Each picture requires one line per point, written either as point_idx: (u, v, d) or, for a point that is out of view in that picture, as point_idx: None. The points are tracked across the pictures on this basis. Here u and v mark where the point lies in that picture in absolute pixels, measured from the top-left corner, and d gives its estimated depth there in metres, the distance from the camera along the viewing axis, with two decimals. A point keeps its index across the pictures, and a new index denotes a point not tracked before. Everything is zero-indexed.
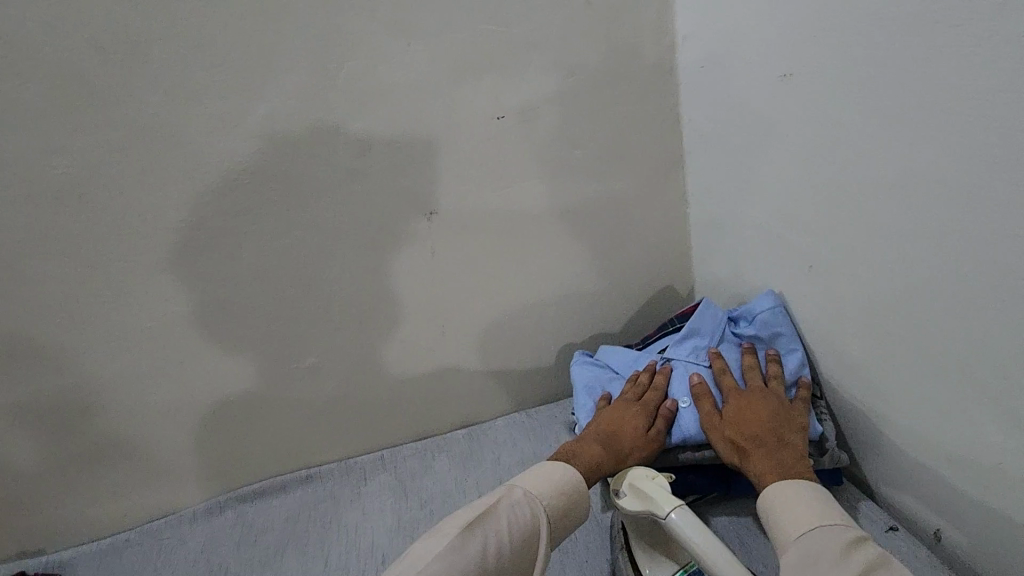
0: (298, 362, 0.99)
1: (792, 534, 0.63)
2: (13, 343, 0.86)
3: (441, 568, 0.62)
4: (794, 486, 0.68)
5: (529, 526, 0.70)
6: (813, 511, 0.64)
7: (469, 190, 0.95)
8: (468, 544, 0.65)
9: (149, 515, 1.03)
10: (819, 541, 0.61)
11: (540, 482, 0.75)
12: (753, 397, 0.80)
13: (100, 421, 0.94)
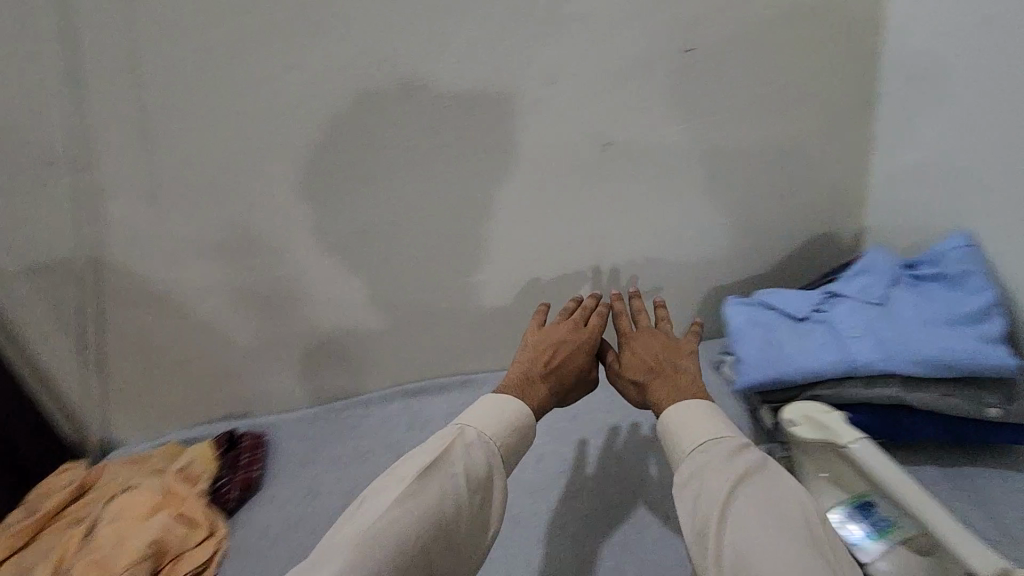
0: (468, 276, 1.09)
1: (683, 453, 0.73)
2: (244, 237, 1.03)
3: (416, 517, 0.66)
4: (702, 410, 0.76)
5: (485, 474, 0.74)
6: (693, 438, 0.73)
7: (647, 124, 0.97)
8: (431, 485, 0.69)
9: (332, 395, 1.20)
10: (715, 458, 0.69)
11: (500, 422, 0.78)
12: (652, 343, 0.89)
13: (305, 307, 1.11)
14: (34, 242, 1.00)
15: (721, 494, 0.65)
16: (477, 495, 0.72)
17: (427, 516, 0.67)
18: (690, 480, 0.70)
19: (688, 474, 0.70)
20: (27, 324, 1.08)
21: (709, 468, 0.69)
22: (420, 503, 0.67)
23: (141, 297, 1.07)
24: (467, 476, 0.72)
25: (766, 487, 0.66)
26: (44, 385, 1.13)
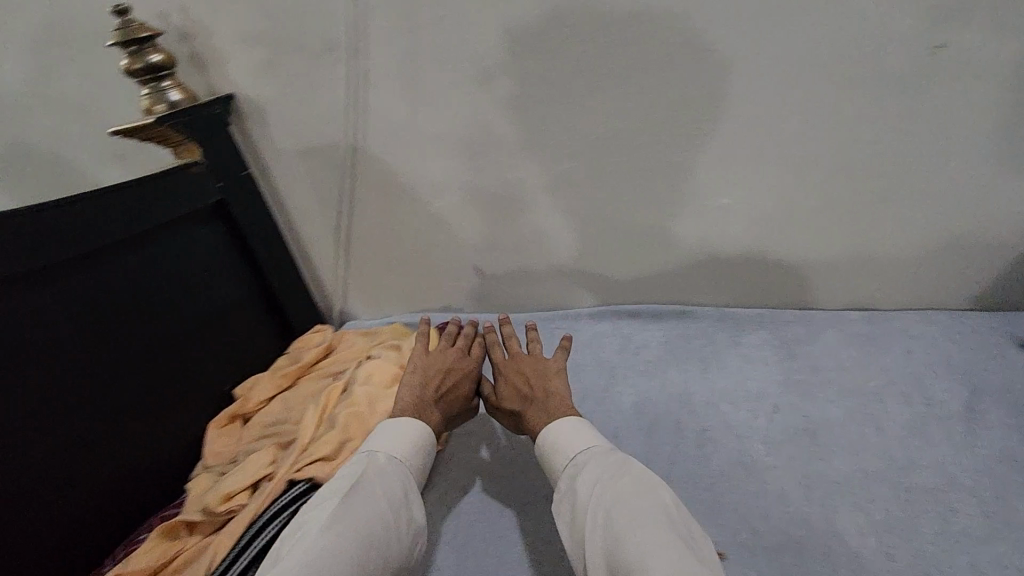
0: (714, 198, 1.01)
1: (568, 461, 0.77)
2: (486, 135, 1.04)
3: (358, 527, 0.67)
4: (572, 425, 0.81)
5: (405, 498, 0.76)
6: (576, 448, 0.78)
7: (978, 25, 0.82)
8: (377, 508, 0.71)
9: (544, 305, 1.22)
10: (591, 466, 0.74)
11: (406, 450, 0.82)
12: (530, 366, 0.96)
13: (533, 214, 1.10)
14: (309, 126, 1.12)
15: (590, 499, 0.69)
16: (411, 531, 0.74)
17: (367, 539, 0.67)
18: (568, 492, 0.74)
19: (572, 468, 0.76)
20: (296, 201, 1.23)
21: (596, 463, 0.73)
22: (369, 528, 0.68)
23: (386, 186, 1.15)
24: (397, 502, 0.74)
25: (593, 479, 0.72)
26: (304, 257, 1.30)
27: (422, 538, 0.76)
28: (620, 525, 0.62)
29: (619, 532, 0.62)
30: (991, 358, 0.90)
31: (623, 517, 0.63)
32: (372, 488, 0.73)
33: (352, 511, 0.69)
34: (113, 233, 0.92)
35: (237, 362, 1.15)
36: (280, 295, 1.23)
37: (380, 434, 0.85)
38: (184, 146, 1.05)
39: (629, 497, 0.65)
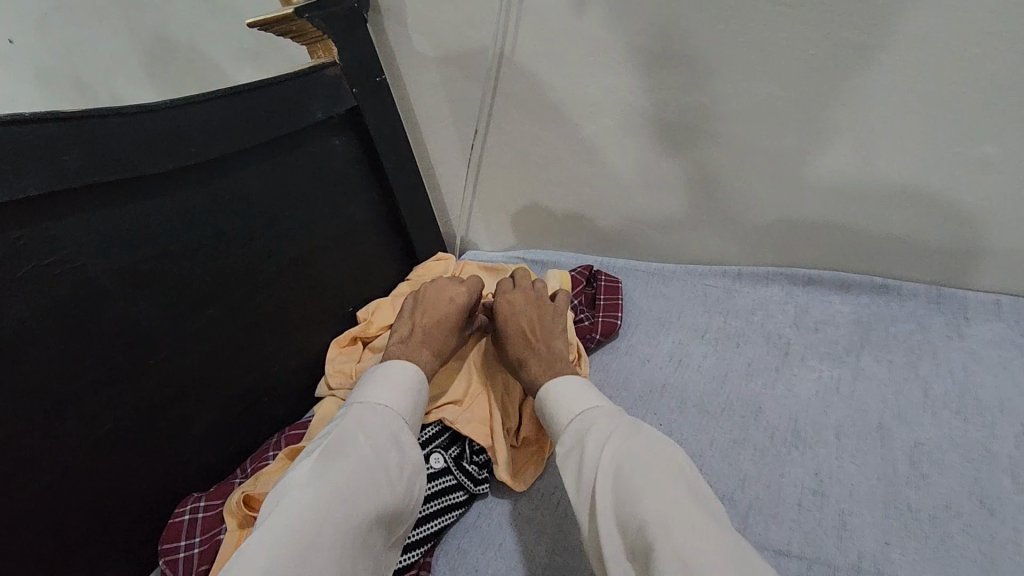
0: (964, 149, 0.74)
1: (566, 421, 0.68)
2: (668, 46, 0.84)
3: (335, 499, 0.59)
4: (573, 382, 0.72)
5: (395, 442, 0.68)
6: (577, 412, 0.68)
7: None
8: (353, 469, 0.62)
9: (696, 259, 1.03)
10: (592, 425, 0.65)
11: (398, 394, 0.72)
12: (531, 312, 0.85)
13: (701, 150, 0.91)
14: (454, 27, 0.98)
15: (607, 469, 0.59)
16: (398, 484, 0.65)
17: (348, 508, 0.59)
18: (571, 450, 0.65)
19: (580, 435, 0.65)
20: (431, 114, 1.11)
21: (608, 430, 0.63)
22: (344, 491, 0.60)
23: (532, 104, 1.00)
24: (379, 450, 0.65)
25: (600, 442, 0.62)
26: (431, 177, 1.21)
27: (416, 484, 0.68)
28: (641, 495, 0.54)
29: (636, 501, 0.54)
30: None
31: (648, 490, 0.54)
32: (351, 447, 0.64)
33: (328, 477, 0.60)
34: (230, 143, 0.83)
35: (361, 283, 1.11)
36: (405, 218, 1.15)
37: (372, 386, 0.74)
38: (322, 44, 0.95)
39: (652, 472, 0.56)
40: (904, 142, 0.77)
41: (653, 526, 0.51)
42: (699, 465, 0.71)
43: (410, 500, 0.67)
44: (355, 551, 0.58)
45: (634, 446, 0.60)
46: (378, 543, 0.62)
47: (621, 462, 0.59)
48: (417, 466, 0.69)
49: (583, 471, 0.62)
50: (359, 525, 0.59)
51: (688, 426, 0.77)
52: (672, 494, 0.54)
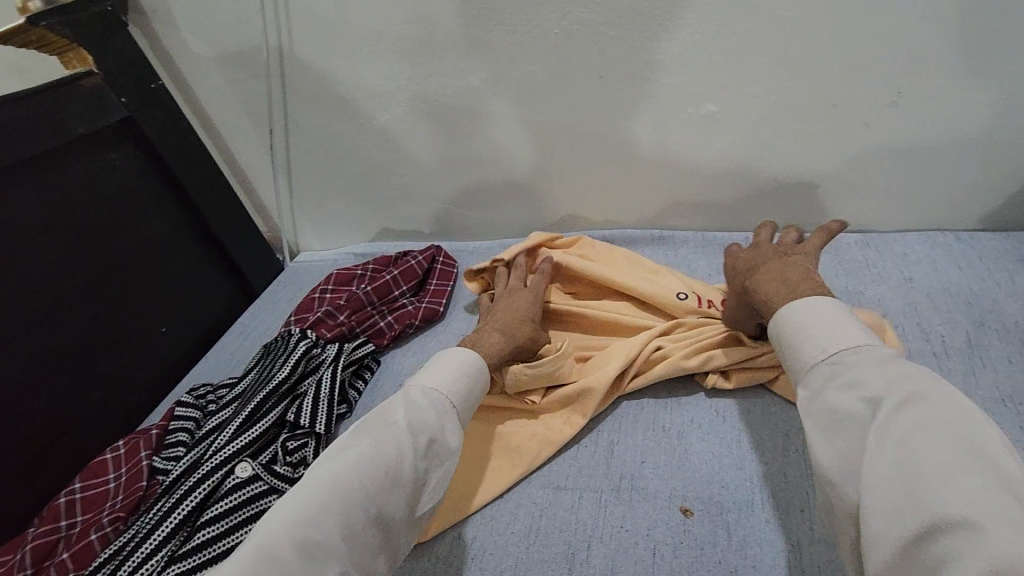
0: (692, 109, 0.85)
1: (813, 358, 0.50)
2: (433, 33, 0.88)
3: (358, 481, 0.52)
4: (829, 306, 0.53)
5: (437, 429, 0.60)
6: (827, 347, 0.50)
7: None
8: (384, 442, 0.55)
9: (509, 233, 1.09)
10: (861, 368, 0.46)
11: (456, 381, 0.64)
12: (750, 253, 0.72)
13: (486, 130, 0.96)
14: (226, 25, 0.96)
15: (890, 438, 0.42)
16: (422, 461, 0.58)
17: (366, 479, 0.52)
18: (818, 396, 0.48)
19: (833, 378, 0.48)
20: (226, 116, 1.07)
21: (866, 369, 0.46)
22: (373, 459, 0.53)
23: (323, 97, 0.99)
24: (420, 431, 0.58)
25: (873, 393, 0.45)
26: (241, 180, 1.17)
27: (444, 469, 0.60)
28: (919, 441, 0.40)
29: (900, 452, 0.41)
30: (1002, 282, 0.79)
31: (924, 467, 0.39)
32: (393, 421, 0.58)
33: (357, 445, 0.54)
34: None
35: (175, 300, 1.04)
36: (213, 226, 1.10)
37: (426, 369, 0.66)
38: (73, 52, 0.88)
39: (915, 439, 0.40)
40: (644, 106, 0.86)
41: (922, 484, 0.38)
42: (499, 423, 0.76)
43: (429, 484, 0.59)
44: (362, 524, 0.51)
45: (900, 417, 0.42)
46: (399, 519, 0.55)
47: (905, 419, 0.42)
48: (452, 453, 0.61)
49: (835, 424, 0.46)
50: (374, 495, 0.52)
51: None
52: (939, 432, 0.40)
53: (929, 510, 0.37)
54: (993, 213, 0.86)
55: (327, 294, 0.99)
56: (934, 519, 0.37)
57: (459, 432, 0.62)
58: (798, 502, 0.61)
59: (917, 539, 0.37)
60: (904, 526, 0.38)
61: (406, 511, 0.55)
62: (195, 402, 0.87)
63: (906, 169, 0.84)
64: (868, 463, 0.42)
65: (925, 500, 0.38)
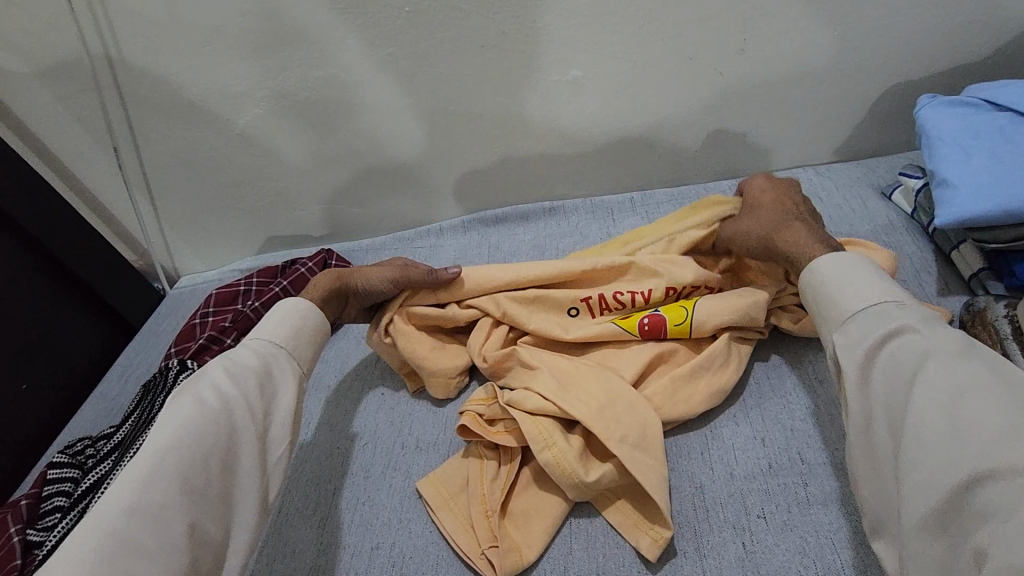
0: (557, 76, 0.84)
1: (851, 311, 0.54)
2: (275, 24, 0.81)
3: (182, 448, 0.53)
4: (862, 268, 0.56)
5: (264, 371, 0.62)
6: (853, 302, 0.54)
7: None
8: (204, 397, 0.57)
9: (401, 224, 1.05)
10: (907, 321, 0.51)
11: (285, 325, 0.66)
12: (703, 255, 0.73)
13: (353, 121, 0.91)
14: (35, 35, 0.84)
15: (936, 402, 0.45)
16: (258, 406, 0.60)
17: (194, 436, 0.54)
18: (859, 342, 0.52)
19: (877, 327, 0.52)
20: (61, 139, 0.96)
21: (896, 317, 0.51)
22: (194, 416, 0.55)
23: (168, 105, 0.90)
24: (243, 379, 0.60)
25: (933, 341, 0.49)
26: (95, 206, 1.05)
27: (285, 406, 0.62)
28: (974, 396, 0.44)
29: (955, 401, 0.45)
30: (857, 207, 0.86)
31: (971, 427, 0.43)
32: (207, 378, 0.59)
33: (180, 408, 0.55)
34: None
35: (35, 350, 0.93)
36: (71, 266, 0.98)
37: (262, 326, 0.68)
38: None
39: (964, 395, 0.45)
40: (508, 79, 0.85)
41: (982, 440, 0.42)
42: (407, 422, 0.73)
43: (275, 425, 0.61)
44: (205, 479, 0.53)
45: (951, 367, 0.46)
46: (250, 463, 0.57)
47: (946, 368, 0.47)
48: (284, 392, 0.63)
49: (875, 376, 0.51)
50: (201, 442, 0.54)
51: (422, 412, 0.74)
52: (993, 387, 0.44)
53: (987, 457, 0.41)
54: (845, 144, 0.92)
55: (208, 318, 0.91)
56: (995, 464, 0.41)
57: (293, 374, 0.64)
58: (699, 446, 0.64)
59: (967, 485, 0.42)
60: (950, 479, 0.43)
61: (256, 453, 0.57)
62: (71, 459, 0.78)
63: (763, 112, 0.88)
64: (921, 405, 0.46)
65: (983, 453, 0.42)
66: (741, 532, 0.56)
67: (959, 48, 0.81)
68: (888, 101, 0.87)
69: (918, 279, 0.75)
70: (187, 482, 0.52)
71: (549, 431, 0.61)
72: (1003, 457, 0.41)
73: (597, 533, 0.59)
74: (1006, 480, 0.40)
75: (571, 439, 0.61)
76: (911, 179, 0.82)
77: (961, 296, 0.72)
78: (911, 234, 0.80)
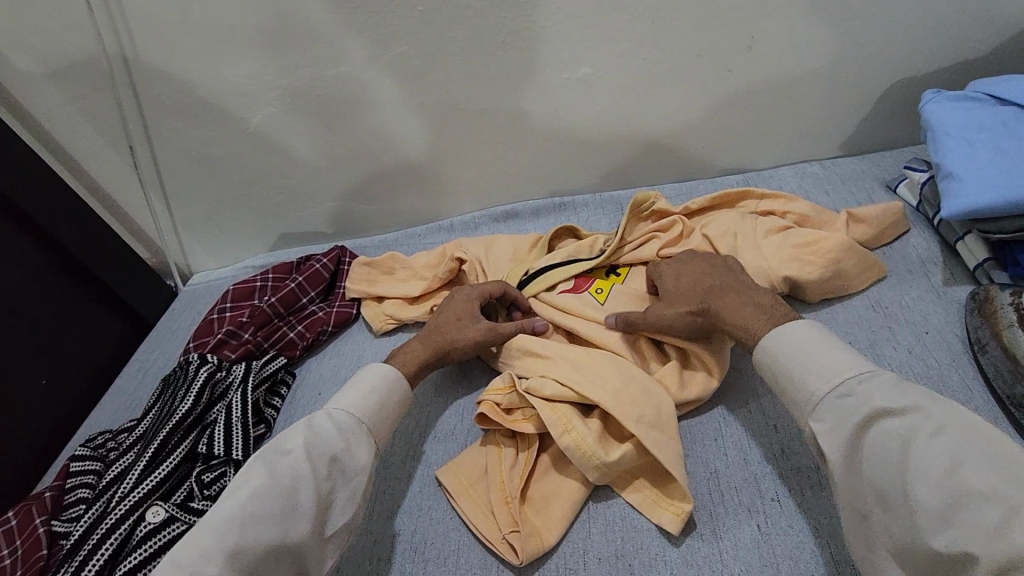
0: (568, 74, 0.86)
1: (819, 395, 0.52)
2: (291, 24, 0.83)
3: (242, 526, 0.51)
4: (812, 339, 0.55)
5: (341, 454, 0.59)
6: (819, 386, 0.52)
7: None
8: (278, 472, 0.56)
9: (413, 220, 1.07)
10: (875, 396, 0.49)
11: (369, 400, 0.64)
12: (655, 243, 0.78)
13: (367, 120, 0.93)
14: (53, 37, 0.86)
15: (939, 494, 0.43)
16: (324, 485, 0.57)
17: (255, 512, 0.53)
18: (838, 430, 0.50)
19: (851, 413, 0.50)
20: (77, 138, 0.97)
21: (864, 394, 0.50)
22: (264, 488, 0.54)
23: (184, 105, 0.92)
24: (317, 456, 0.58)
25: (905, 418, 0.47)
26: (110, 205, 1.06)
27: (352, 489, 0.59)
28: (965, 477, 0.43)
29: (946, 486, 0.43)
30: (864, 200, 0.87)
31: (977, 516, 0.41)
32: (287, 449, 0.58)
33: (250, 480, 0.55)
34: None
35: (54, 347, 0.94)
36: (88, 264, 1.00)
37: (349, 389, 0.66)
38: None
39: (962, 482, 0.43)
40: (519, 78, 0.86)
41: (994, 529, 0.40)
42: (424, 412, 0.75)
43: (338, 507, 0.58)
44: (256, 559, 0.51)
45: (936, 447, 0.45)
46: (303, 545, 0.54)
47: (935, 450, 0.45)
48: (357, 474, 0.60)
49: (864, 466, 0.48)
50: (271, 525, 0.53)
51: (441, 405, 0.75)
52: (984, 464, 0.43)
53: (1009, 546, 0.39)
54: (850, 138, 0.94)
55: (225, 314, 0.92)
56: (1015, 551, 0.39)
57: (369, 453, 0.61)
58: (713, 432, 0.65)
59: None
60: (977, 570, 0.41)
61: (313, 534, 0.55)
62: (93, 453, 0.80)
63: (770, 108, 0.89)
64: (920, 491, 0.44)
65: (998, 539, 0.40)
66: (756, 515, 0.58)
67: (962, 43, 0.83)
68: (893, 97, 0.88)
69: (924, 269, 0.76)
70: (237, 559, 0.50)
71: (567, 415, 0.62)
72: (1020, 546, 0.39)
73: (615, 518, 0.61)
74: None
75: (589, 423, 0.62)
76: (916, 172, 0.84)
77: (966, 286, 0.74)
78: (916, 226, 0.82)
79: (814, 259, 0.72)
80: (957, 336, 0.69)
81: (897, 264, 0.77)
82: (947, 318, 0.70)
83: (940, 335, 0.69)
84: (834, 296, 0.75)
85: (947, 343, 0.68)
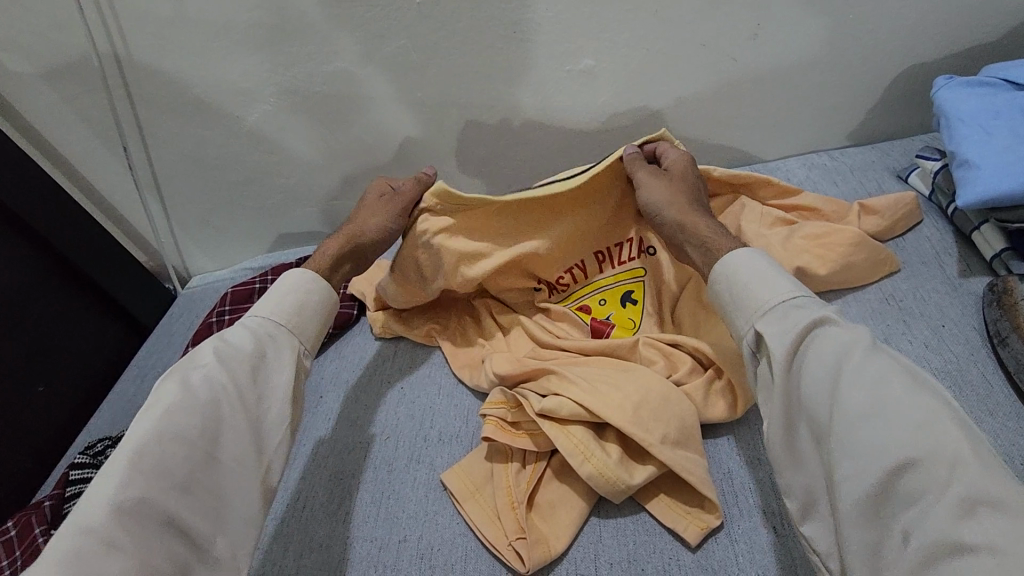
0: (569, 66, 0.84)
1: (767, 305, 0.53)
2: (284, 19, 0.81)
3: (172, 429, 0.53)
4: (765, 262, 0.56)
5: (260, 354, 0.61)
6: (771, 296, 0.53)
7: None
8: (193, 382, 0.57)
9: None
10: (822, 312, 0.50)
11: (280, 304, 0.65)
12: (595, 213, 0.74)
13: (364, 116, 0.91)
14: (42, 36, 0.84)
15: (867, 395, 0.44)
16: (250, 388, 0.59)
17: (184, 422, 0.54)
18: (783, 330, 0.50)
19: (796, 318, 0.50)
20: (69, 139, 0.95)
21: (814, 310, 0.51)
22: (183, 399, 0.55)
23: (178, 104, 0.90)
24: (235, 362, 0.59)
25: (847, 333, 0.48)
26: (104, 206, 1.05)
27: (281, 392, 0.61)
28: (891, 388, 0.44)
29: (871, 391, 0.44)
30: (873, 191, 0.86)
31: (893, 414, 0.43)
32: (202, 361, 0.59)
33: (168, 392, 0.56)
34: None
35: (51, 351, 0.93)
36: (84, 268, 0.98)
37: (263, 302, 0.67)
38: None
39: (885, 385, 0.44)
40: (518, 71, 0.84)
41: (912, 428, 0.42)
42: (429, 414, 0.73)
43: (269, 409, 0.60)
44: (190, 463, 0.53)
45: (866, 355, 0.46)
46: (240, 448, 0.56)
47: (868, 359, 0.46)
48: (281, 376, 0.62)
49: (802, 367, 0.48)
50: (198, 432, 0.55)
51: (443, 407, 0.74)
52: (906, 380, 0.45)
53: (923, 443, 0.41)
54: (858, 129, 0.92)
55: (224, 316, 0.91)
56: (931, 450, 0.40)
57: (288, 353, 0.64)
58: (725, 433, 0.64)
59: (896, 477, 0.41)
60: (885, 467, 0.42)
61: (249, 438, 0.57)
62: (93, 460, 0.79)
63: (776, 99, 0.87)
64: (851, 391, 0.45)
65: (918, 437, 0.41)
66: (771, 517, 0.57)
67: (973, 28, 0.81)
68: (904, 84, 0.86)
69: (938, 261, 0.74)
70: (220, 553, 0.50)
71: (584, 441, 0.60)
72: (934, 445, 0.40)
73: (627, 521, 0.59)
74: (939, 471, 0.40)
75: (607, 447, 0.60)
76: (928, 161, 0.82)
77: (983, 277, 0.72)
78: (929, 216, 0.80)
79: (825, 251, 0.71)
80: (975, 328, 0.67)
81: (910, 257, 0.76)
82: (963, 311, 0.69)
83: (957, 329, 0.67)
84: (845, 286, 0.73)
85: (963, 335, 0.66)
